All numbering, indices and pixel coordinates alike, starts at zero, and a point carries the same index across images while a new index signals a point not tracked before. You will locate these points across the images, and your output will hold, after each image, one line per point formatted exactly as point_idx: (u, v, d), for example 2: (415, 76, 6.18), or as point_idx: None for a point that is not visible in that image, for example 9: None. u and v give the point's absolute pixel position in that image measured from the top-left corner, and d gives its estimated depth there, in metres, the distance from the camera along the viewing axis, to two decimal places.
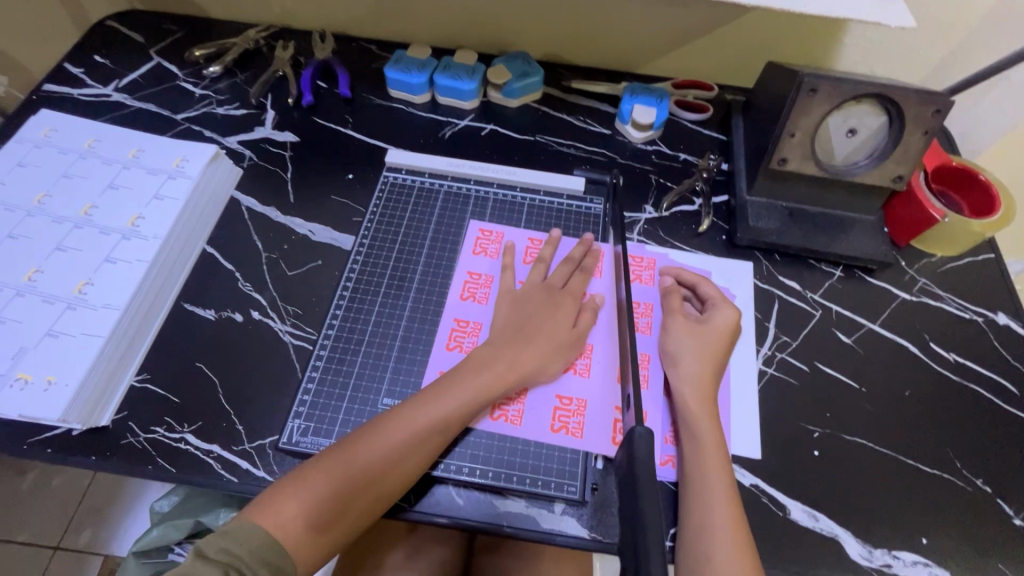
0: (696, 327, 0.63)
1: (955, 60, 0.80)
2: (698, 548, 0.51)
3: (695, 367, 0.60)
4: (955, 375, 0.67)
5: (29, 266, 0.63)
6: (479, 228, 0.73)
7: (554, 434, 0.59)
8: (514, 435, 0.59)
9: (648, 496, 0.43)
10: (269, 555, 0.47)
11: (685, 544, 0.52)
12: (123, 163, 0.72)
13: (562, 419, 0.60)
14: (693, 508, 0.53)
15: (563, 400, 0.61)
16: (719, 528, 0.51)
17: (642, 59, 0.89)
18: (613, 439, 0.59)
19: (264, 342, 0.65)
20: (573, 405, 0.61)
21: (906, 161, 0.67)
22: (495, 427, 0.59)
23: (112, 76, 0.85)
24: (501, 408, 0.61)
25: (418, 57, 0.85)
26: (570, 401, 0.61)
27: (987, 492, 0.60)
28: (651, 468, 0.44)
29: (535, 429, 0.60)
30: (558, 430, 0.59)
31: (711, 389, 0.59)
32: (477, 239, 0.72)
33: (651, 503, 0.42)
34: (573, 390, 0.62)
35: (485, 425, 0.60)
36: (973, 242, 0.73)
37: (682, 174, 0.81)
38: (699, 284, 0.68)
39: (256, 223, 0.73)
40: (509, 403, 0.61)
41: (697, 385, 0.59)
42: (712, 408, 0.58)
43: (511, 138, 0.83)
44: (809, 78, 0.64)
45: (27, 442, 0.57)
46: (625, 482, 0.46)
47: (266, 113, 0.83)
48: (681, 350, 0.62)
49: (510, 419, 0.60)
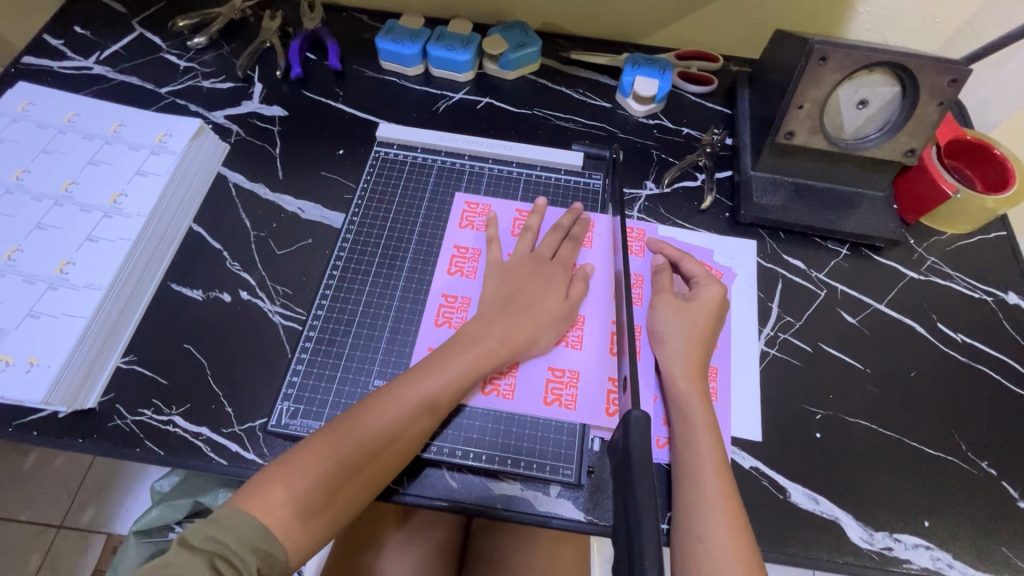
0: (683, 305, 0.61)
1: (972, 28, 0.76)
2: (692, 531, 0.49)
3: (683, 345, 0.58)
4: (963, 355, 0.65)
5: (9, 246, 0.61)
6: (465, 200, 0.71)
7: (547, 408, 0.58)
8: (508, 413, 0.58)
9: (645, 479, 0.41)
10: (258, 541, 0.45)
11: (679, 526, 0.51)
12: (105, 138, 0.69)
13: (554, 392, 0.59)
14: (684, 488, 0.52)
15: (555, 371, 0.60)
16: (712, 511, 0.50)
17: (644, 29, 0.86)
18: (610, 412, 0.58)
19: (251, 322, 0.63)
20: (565, 376, 0.60)
21: (919, 133, 0.64)
22: (488, 403, 0.58)
23: (94, 48, 0.82)
24: (492, 382, 0.59)
25: (411, 27, 0.82)
26: (563, 372, 0.60)
27: (991, 475, 0.58)
28: (646, 452, 0.42)
29: (526, 402, 0.58)
30: (550, 403, 0.58)
31: (700, 366, 0.58)
32: (463, 212, 0.70)
33: (648, 487, 0.40)
34: (565, 361, 0.61)
35: (477, 402, 0.58)
36: (985, 220, 0.70)
37: (684, 149, 0.78)
38: (682, 261, 0.66)
39: (244, 200, 0.71)
40: (500, 376, 0.60)
41: (685, 363, 0.57)
42: (702, 386, 0.57)
43: (508, 113, 0.80)
44: (819, 46, 0.60)
45: (13, 425, 0.56)
46: (620, 465, 0.44)
47: (254, 86, 0.80)
48: (668, 329, 0.60)
49: (501, 393, 0.59)
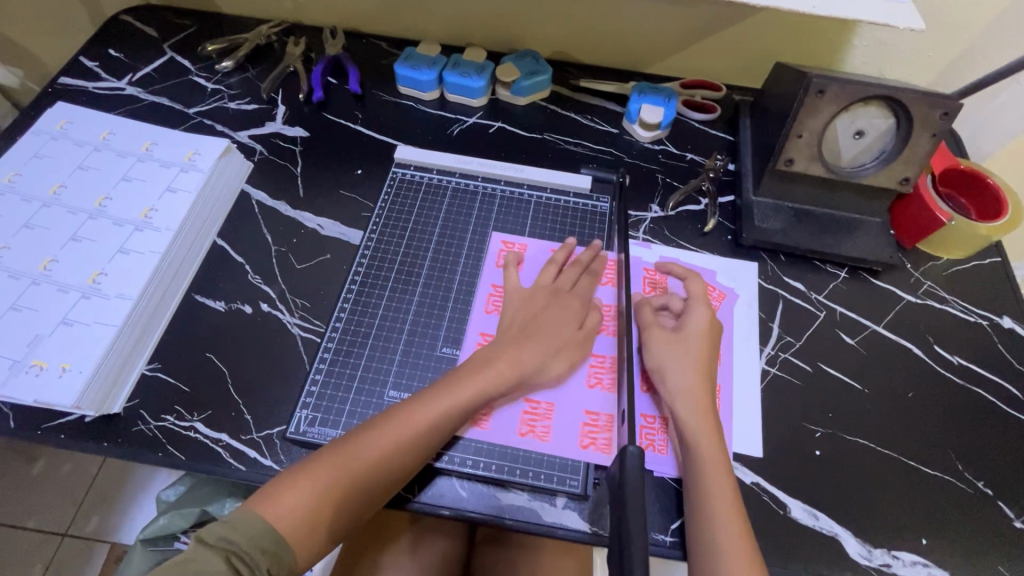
0: (673, 336, 0.62)
1: (965, 62, 0.80)
2: (705, 524, 0.52)
3: (681, 381, 0.59)
4: (958, 377, 0.67)
5: (44, 256, 0.64)
6: (501, 240, 0.72)
7: (583, 450, 0.59)
8: (543, 450, 0.59)
9: (634, 500, 0.43)
10: (268, 543, 0.47)
11: (690, 527, 0.53)
12: (137, 155, 0.73)
13: (590, 435, 0.60)
14: (697, 502, 0.53)
15: (591, 416, 0.61)
16: (718, 505, 0.53)
17: (650, 59, 0.89)
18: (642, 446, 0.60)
19: (270, 333, 0.66)
20: (600, 420, 0.61)
21: (914, 163, 0.67)
22: (524, 443, 0.59)
23: (127, 70, 0.86)
24: (529, 424, 0.60)
25: (428, 55, 0.86)
26: (600, 417, 0.61)
27: (988, 494, 0.60)
28: (639, 483, 0.44)
29: (562, 443, 0.59)
30: (586, 446, 0.59)
31: (705, 399, 0.58)
32: (500, 251, 0.72)
33: (639, 513, 0.42)
34: (597, 404, 0.62)
35: (519, 443, 0.59)
36: (980, 246, 0.73)
37: (688, 174, 0.81)
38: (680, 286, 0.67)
39: (266, 217, 0.74)
40: (537, 418, 0.61)
41: (688, 399, 0.58)
42: (710, 416, 0.58)
43: (519, 136, 0.84)
44: (817, 79, 0.64)
45: (42, 427, 0.58)
46: (614, 495, 0.46)
47: (277, 108, 0.84)
48: (665, 363, 0.61)
49: (538, 435, 0.60)
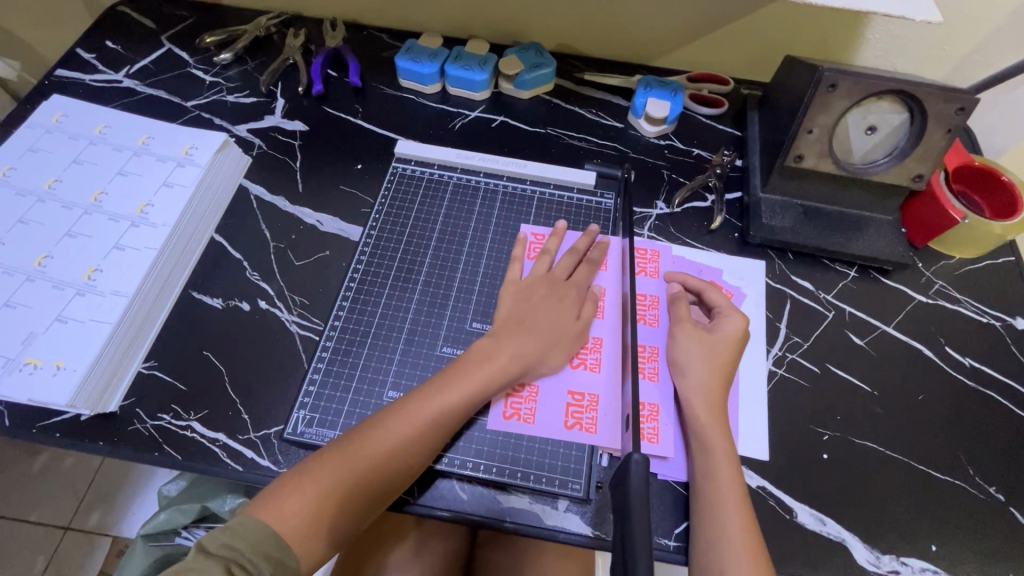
0: (703, 335, 0.61)
1: (980, 56, 0.78)
2: (712, 525, 0.51)
3: (703, 377, 0.59)
4: (970, 379, 0.66)
5: (39, 251, 0.63)
6: (530, 231, 0.72)
7: (567, 432, 0.59)
8: (528, 433, 0.59)
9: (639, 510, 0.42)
10: (270, 548, 0.46)
11: (695, 529, 0.52)
12: (134, 149, 0.71)
13: (575, 415, 0.59)
14: (704, 504, 0.53)
15: (575, 396, 0.61)
16: (724, 505, 0.52)
17: (657, 52, 0.88)
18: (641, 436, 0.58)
19: (268, 330, 0.65)
20: (585, 400, 0.60)
21: (927, 160, 0.66)
22: (508, 426, 0.59)
23: (124, 62, 0.85)
24: (513, 406, 0.60)
25: (429, 47, 0.84)
26: (583, 396, 0.61)
27: (999, 500, 0.59)
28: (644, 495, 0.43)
29: (550, 425, 0.59)
30: (571, 427, 0.59)
31: (721, 400, 0.58)
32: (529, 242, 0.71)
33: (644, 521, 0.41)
34: (583, 385, 0.61)
35: (496, 424, 0.59)
36: (994, 245, 0.71)
37: (695, 169, 0.80)
38: (705, 291, 0.66)
39: (265, 212, 0.73)
40: (521, 400, 0.60)
41: (705, 397, 0.58)
42: (721, 418, 0.57)
43: (523, 130, 0.82)
44: (829, 73, 0.62)
45: (37, 426, 0.57)
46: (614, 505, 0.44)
47: (276, 101, 0.82)
48: (689, 358, 0.60)
49: (523, 417, 0.59)
